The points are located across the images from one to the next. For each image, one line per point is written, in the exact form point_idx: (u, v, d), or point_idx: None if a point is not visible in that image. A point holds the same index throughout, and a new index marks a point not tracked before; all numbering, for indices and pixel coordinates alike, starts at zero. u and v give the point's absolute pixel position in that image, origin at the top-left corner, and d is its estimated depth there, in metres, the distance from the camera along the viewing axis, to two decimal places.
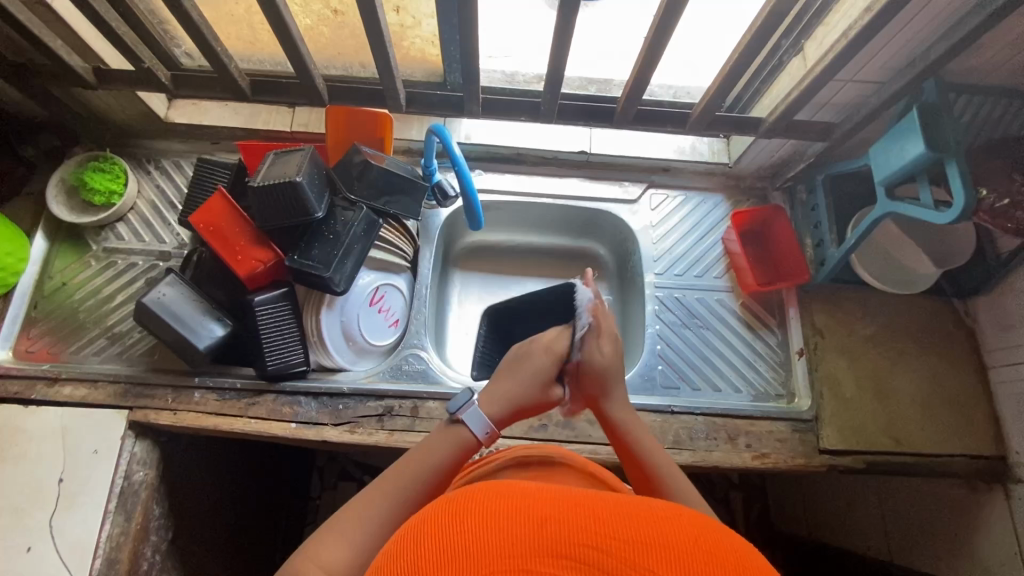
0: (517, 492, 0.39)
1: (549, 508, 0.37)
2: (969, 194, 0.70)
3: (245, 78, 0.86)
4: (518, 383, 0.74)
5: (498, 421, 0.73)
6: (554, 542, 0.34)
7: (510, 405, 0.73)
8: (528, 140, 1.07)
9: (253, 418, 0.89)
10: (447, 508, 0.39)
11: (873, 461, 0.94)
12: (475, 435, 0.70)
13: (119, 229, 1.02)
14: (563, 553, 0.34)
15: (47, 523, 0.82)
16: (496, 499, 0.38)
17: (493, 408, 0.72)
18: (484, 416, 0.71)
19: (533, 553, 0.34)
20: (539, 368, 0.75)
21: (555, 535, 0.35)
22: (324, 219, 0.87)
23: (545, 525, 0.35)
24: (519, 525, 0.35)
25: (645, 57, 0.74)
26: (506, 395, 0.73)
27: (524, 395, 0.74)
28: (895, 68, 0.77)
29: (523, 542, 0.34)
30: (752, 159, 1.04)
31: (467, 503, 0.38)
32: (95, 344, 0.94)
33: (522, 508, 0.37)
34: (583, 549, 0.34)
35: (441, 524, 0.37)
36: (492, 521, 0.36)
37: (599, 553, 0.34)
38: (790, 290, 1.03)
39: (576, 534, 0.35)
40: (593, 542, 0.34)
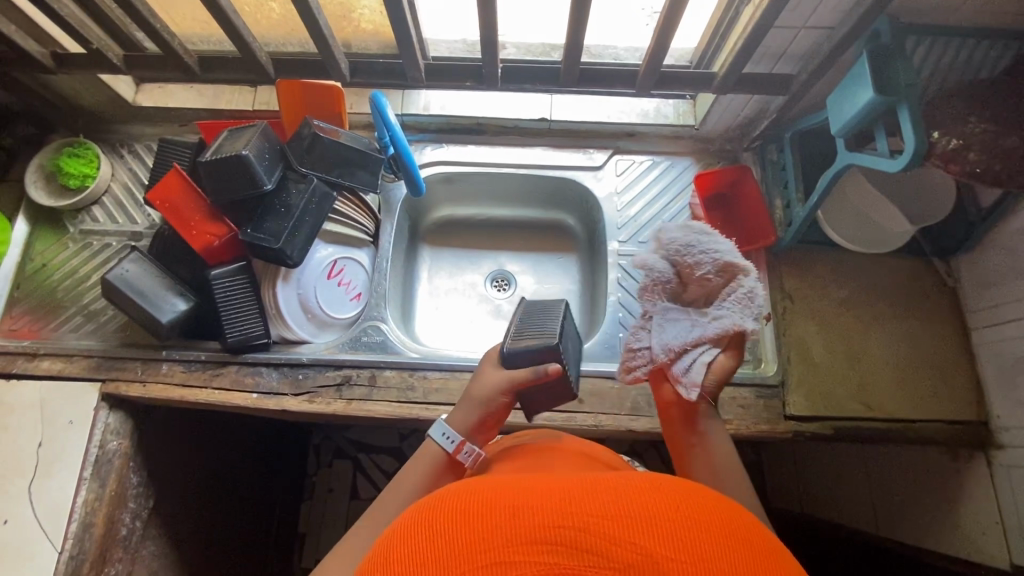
0: (488, 489, 0.38)
1: (519, 498, 0.37)
2: (919, 139, 0.66)
3: (191, 55, 0.87)
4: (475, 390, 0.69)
5: (465, 424, 0.67)
6: (531, 529, 0.34)
7: (466, 407, 0.68)
8: (488, 109, 1.07)
9: (217, 389, 0.92)
10: (414, 521, 0.38)
11: (843, 428, 0.90)
12: (442, 446, 0.65)
13: (95, 212, 1.05)
14: (540, 538, 0.34)
15: (25, 489, 0.87)
16: (464, 499, 0.38)
17: (458, 417, 0.68)
18: (445, 423, 0.67)
19: (511, 546, 0.34)
20: (482, 365, 0.71)
21: (528, 521, 0.35)
22: (275, 193, 0.88)
23: (517, 515, 0.35)
24: (492, 521, 0.35)
25: (576, 13, 0.73)
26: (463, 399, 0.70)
27: (477, 389, 0.68)
28: (846, 11, 0.73)
29: (497, 535, 0.34)
30: (717, 120, 1.01)
31: (438, 509, 0.38)
32: (72, 321, 0.99)
33: (493, 504, 0.37)
34: (561, 531, 0.34)
35: (412, 535, 0.37)
36: (462, 520, 0.36)
37: (578, 532, 0.34)
38: (759, 253, 1.00)
39: (548, 517, 0.35)
40: (568, 523, 0.34)
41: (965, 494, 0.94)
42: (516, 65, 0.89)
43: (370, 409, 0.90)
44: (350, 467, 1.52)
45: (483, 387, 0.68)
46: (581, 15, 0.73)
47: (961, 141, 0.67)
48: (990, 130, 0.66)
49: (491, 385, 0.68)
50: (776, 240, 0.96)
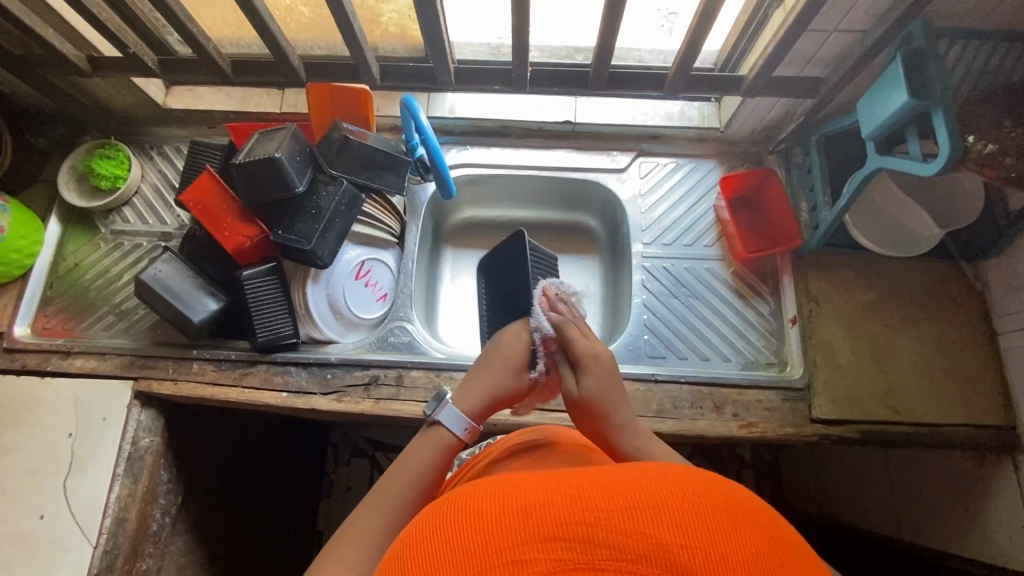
0: (497, 486, 0.38)
1: (529, 495, 0.36)
2: (954, 142, 0.66)
3: (225, 59, 0.88)
4: (491, 373, 0.73)
5: (479, 412, 0.71)
6: (544, 527, 0.34)
7: (489, 399, 0.72)
8: (512, 112, 1.08)
9: (247, 388, 0.93)
10: (429, 523, 0.38)
11: (869, 431, 0.90)
12: (456, 434, 0.67)
13: (125, 212, 1.07)
14: (553, 535, 0.34)
15: (61, 484, 0.89)
16: (475, 499, 0.38)
17: (473, 407, 0.70)
18: (461, 412, 0.68)
19: (524, 545, 0.33)
20: (511, 355, 0.74)
21: (540, 518, 0.34)
22: (306, 195, 0.90)
23: (528, 514, 0.35)
24: (502, 521, 0.35)
25: (609, 17, 0.73)
26: (482, 387, 0.72)
27: (501, 384, 0.73)
28: (879, 15, 0.72)
29: (510, 534, 0.34)
30: (743, 123, 1.01)
31: (450, 511, 0.38)
32: (104, 320, 1.01)
33: (504, 503, 0.36)
34: (573, 528, 0.34)
35: (427, 538, 0.37)
36: (477, 522, 0.36)
37: (589, 527, 0.34)
38: (785, 256, 1.00)
39: (559, 513, 0.34)
40: (580, 519, 0.34)
41: (992, 498, 0.93)
42: (544, 69, 0.90)
43: (398, 408, 0.91)
44: (369, 465, 1.53)
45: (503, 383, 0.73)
46: (614, 19, 0.74)
47: (997, 146, 0.67)
48: None
49: (518, 384, 0.74)
50: (802, 243, 0.96)
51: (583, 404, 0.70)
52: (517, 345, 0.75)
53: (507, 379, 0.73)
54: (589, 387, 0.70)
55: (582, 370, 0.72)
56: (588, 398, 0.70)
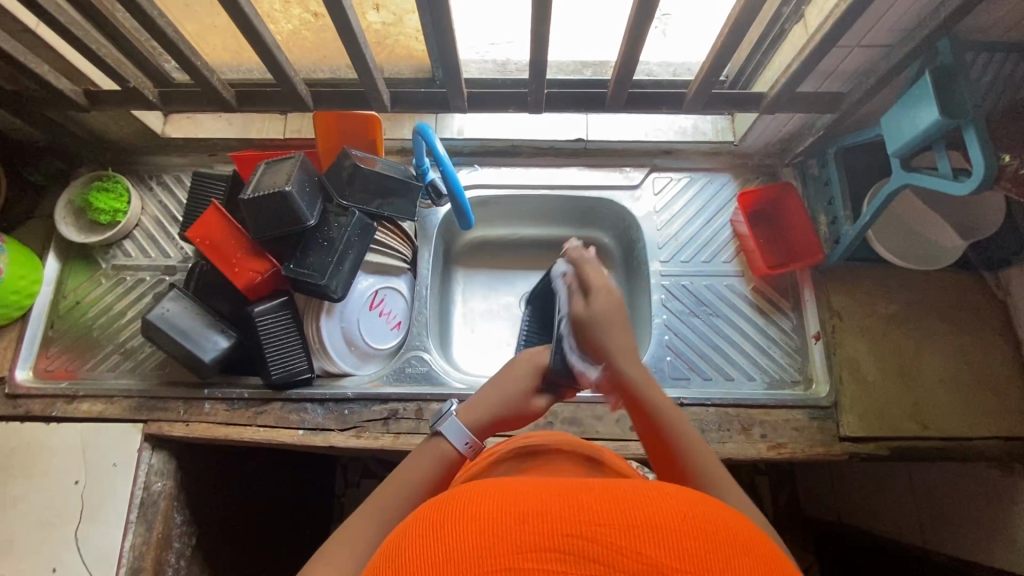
0: (496, 489, 0.36)
1: (527, 501, 0.34)
2: (988, 161, 0.65)
3: (228, 89, 0.85)
4: (500, 394, 0.72)
5: (480, 429, 0.70)
6: (538, 536, 0.32)
7: (491, 413, 0.71)
8: (521, 131, 1.05)
9: (262, 426, 0.90)
10: (421, 522, 0.36)
11: (899, 447, 0.89)
12: (455, 448, 0.66)
13: (126, 246, 1.04)
14: (546, 545, 0.32)
15: (72, 535, 0.85)
16: (471, 499, 0.36)
17: (474, 417, 0.70)
18: (462, 425, 0.68)
19: (515, 549, 0.31)
20: (519, 376, 0.74)
21: (537, 526, 0.32)
22: (317, 227, 0.87)
23: (524, 520, 0.33)
24: (496, 522, 0.33)
25: (630, 40, 0.71)
26: (488, 403, 0.71)
27: (505, 401, 0.72)
28: (905, 30, 0.71)
29: (503, 539, 0.32)
30: (758, 136, 0.99)
31: (445, 510, 0.36)
32: (110, 359, 0.97)
33: (500, 506, 0.34)
34: (567, 540, 0.32)
35: (417, 536, 0.35)
36: (472, 523, 0.33)
37: (585, 541, 0.32)
38: (804, 271, 0.98)
39: (557, 524, 0.32)
40: (577, 531, 0.32)
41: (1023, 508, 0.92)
42: (559, 91, 0.87)
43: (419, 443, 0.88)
44: None
45: (510, 404, 0.72)
46: (635, 40, 0.72)
47: None
48: None
49: (524, 405, 0.73)
50: (823, 259, 0.95)
51: (589, 324, 0.70)
52: (532, 366, 0.74)
53: (515, 400, 0.72)
54: (598, 309, 0.70)
55: (594, 294, 0.71)
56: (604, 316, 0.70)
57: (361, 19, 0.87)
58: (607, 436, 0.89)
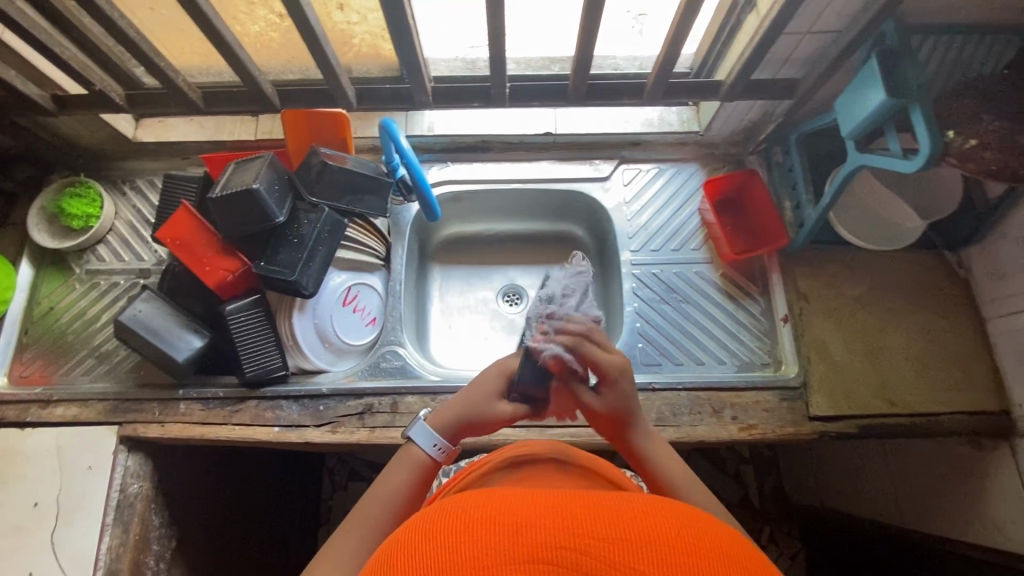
0: (491, 503, 0.38)
1: (521, 514, 0.36)
2: (934, 139, 0.67)
3: (195, 90, 0.86)
4: (468, 398, 0.70)
5: (450, 432, 0.69)
6: (532, 549, 0.34)
7: (455, 419, 0.69)
8: (492, 127, 1.07)
9: (237, 425, 0.90)
10: (420, 527, 0.39)
11: (867, 425, 0.90)
12: (427, 453, 0.68)
13: (100, 251, 1.04)
14: (542, 558, 0.33)
15: (48, 539, 0.85)
16: (467, 512, 0.38)
17: (444, 423, 0.69)
18: (433, 430, 0.69)
19: (511, 559, 0.33)
20: (486, 381, 0.71)
21: (531, 539, 0.34)
22: (287, 224, 0.88)
23: (519, 533, 0.35)
24: (494, 533, 0.35)
25: (584, 30, 0.73)
26: (456, 409, 0.70)
27: (470, 407, 0.70)
28: (851, 15, 0.73)
29: (499, 552, 0.34)
30: (723, 125, 1.01)
31: (442, 522, 0.38)
32: (84, 364, 0.97)
33: (496, 519, 0.36)
34: (561, 553, 0.34)
35: (415, 543, 0.37)
36: (468, 535, 0.35)
37: (579, 555, 0.34)
38: (772, 256, 1.00)
39: (551, 538, 0.34)
40: (569, 544, 0.34)
41: (992, 484, 0.94)
42: (524, 85, 0.89)
43: (393, 436, 0.88)
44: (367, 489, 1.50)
45: (478, 409, 0.69)
46: (591, 29, 0.73)
47: (977, 140, 0.67)
48: (1005, 127, 0.66)
49: (490, 409, 0.69)
50: (789, 242, 0.96)
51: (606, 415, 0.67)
52: (500, 369, 0.71)
53: (482, 404, 0.70)
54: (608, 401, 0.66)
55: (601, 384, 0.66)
56: (607, 412, 0.66)
57: (325, 18, 0.88)
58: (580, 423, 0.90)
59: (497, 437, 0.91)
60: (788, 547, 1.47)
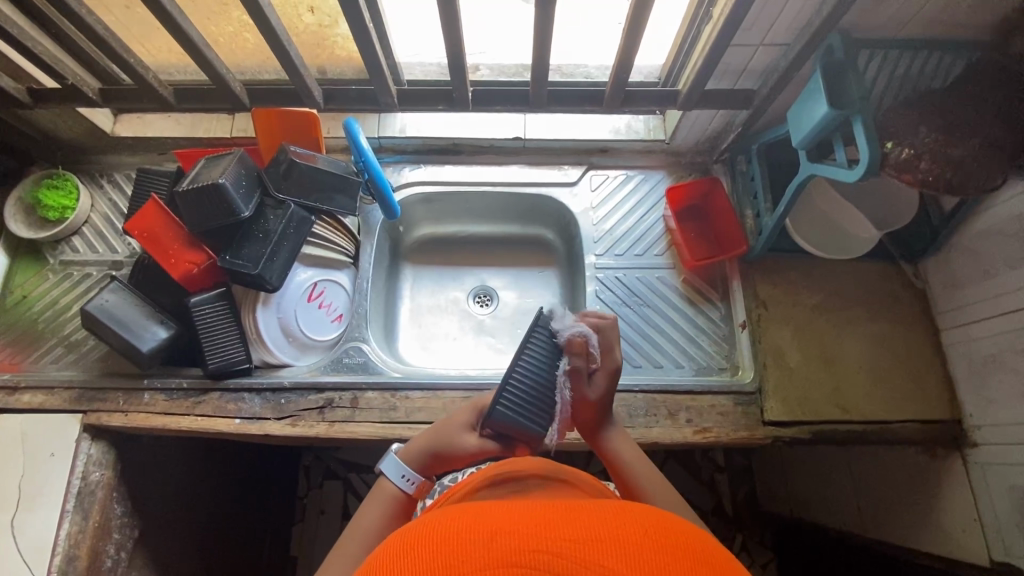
0: (469, 516, 0.41)
1: (498, 522, 0.39)
2: (873, 148, 0.69)
3: (167, 87, 0.88)
4: (439, 430, 0.71)
5: (418, 463, 0.70)
6: (509, 554, 0.36)
7: (424, 450, 0.70)
8: (463, 130, 1.09)
9: (199, 416, 0.92)
10: (399, 543, 0.40)
11: (820, 431, 0.91)
12: (398, 485, 0.70)
13: (75, 242, 1.06)
14: (518, 562, 0.36)
15: (8, 522, 0.87)
16: (446, 525, 0.40)
17: (414, 456, 0.71)
18: (401, 462, 0.71)
19: (490, 565, 0.36)
20: (458, 415, 0.71)
21: (508, 545, 0.37)
22: (253, 219, 0.89)
23: (497, 540, 0.37)
24: (473, 542, 0.37)
25: (540, 37, 0.75)
26: (426, 441, 0.71)
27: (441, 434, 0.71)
28: (800, 28, 0.75)
29: (479, 558, 0.36)
30: (687, 134, 1.03)
31: (422, 536, 0.40)
32: (53, 353, 0.99)
33: (474, 529, 0.39)
34: (537, 555, 0.36)
35: (396, 558, 0.39)
36: (447, 546, 0.38)
37: (553, 556, 0.36)
38: (733, 263, 1.02)
39: (527, 542, 0.37)
40: (545, 547, 0.37)
41: (945, 493, 0.95)
42: (488, 89, 0.91)
43: (353, 430, 0.90)
44: (341, 487, 1.51)
45: (445, 440, 0.69)
46: (546, 36, 0.76)
47: (912, 151, 0.69)
48: (941, 139, 0.69)
49: (456, 441, 0.68)
50: (749, 250, 0.98)
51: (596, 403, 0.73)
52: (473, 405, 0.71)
53: (450, 436, 0.69)
54: (599, 389, 0.72)
55: (603, 374, 0.72)
56: (598, 400, 0.72)
57: (296, 20, 0.90)
58: None
59: None
60: (760, 556, 1.47)
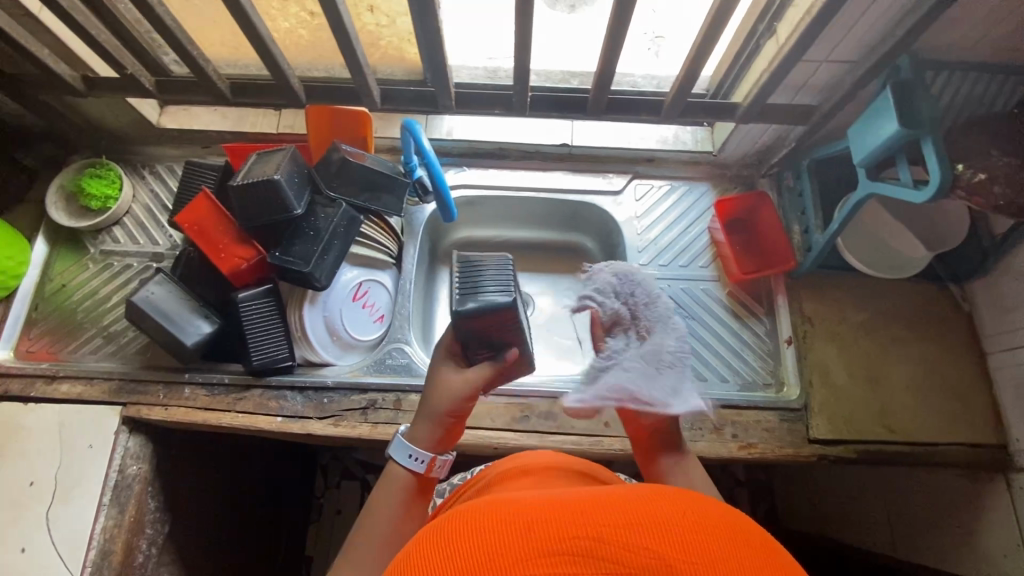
0: (499, 508, 0.39)
1: (529, 513, 0.38)
2: (945, 170, 0.68)
3: (224, 81, 0.88)
4: (433, 395, 0.68)
5: (433, 438, 0.67)
6: (548, 542, 0.35)
7: (434, 424, 0.67)
8: (510, 135, 1.09)
9: (241, 413, 0.91)
10: (428, 538, 0.39)
11: (866, 451, 0.91)
12: (406, 466, 0.66)
13: (116, 232, 1.05)
14: (558, 549, 0.35)
15: (43, 515, 0.86)
16: (477, 516, 0.39)
17: (426, 437, 0.67)
18: (416, 446, 0.67)
19: (529, 555, 0.35)
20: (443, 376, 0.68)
21: (547, 534, 0.36)
22: (304, 217, 0.89)
23: (532, 529, 0.36)
24: (510, 532, 0.36)
25: (610, 45, 0.75)
26: (429, 415, 0.68)
27: (438, 400, 0.68)
28: (870, 46, 0.75)
29: (516, 549, 0.35)
30: (736, 146, 1.03)
31: (451, 530, 0.38)
32: (92, 343, 0.98)
33: (507, 520, 0.37)
34: (576, 542, 0.35)
35: (427, 552, 0.37)
36: (484, 539, 0.36)
37: (593, 542, 0.35)
38: (778, 278, 1.01)
39: (563, 530, 0.36)
40: (584, 534, 0.35)
41: (987, 518, 0.94)
42: (544, 95, 0.91)
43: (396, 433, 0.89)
44: (360, 489, 1.49)
45: (448, 400, 0.67)
46: (614, 46, 0.76)
47: (986, 175, 0.69)
48: (1014, 163, 0.68)
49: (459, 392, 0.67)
50: (795, 266, 0.98)
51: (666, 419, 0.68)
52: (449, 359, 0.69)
53: (450, 394, 0.67)
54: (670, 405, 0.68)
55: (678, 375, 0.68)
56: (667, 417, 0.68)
57: (355, 19, 0.90)
58: (581, 431, 0.91)
59: (498, 441, 0.91)
60: None
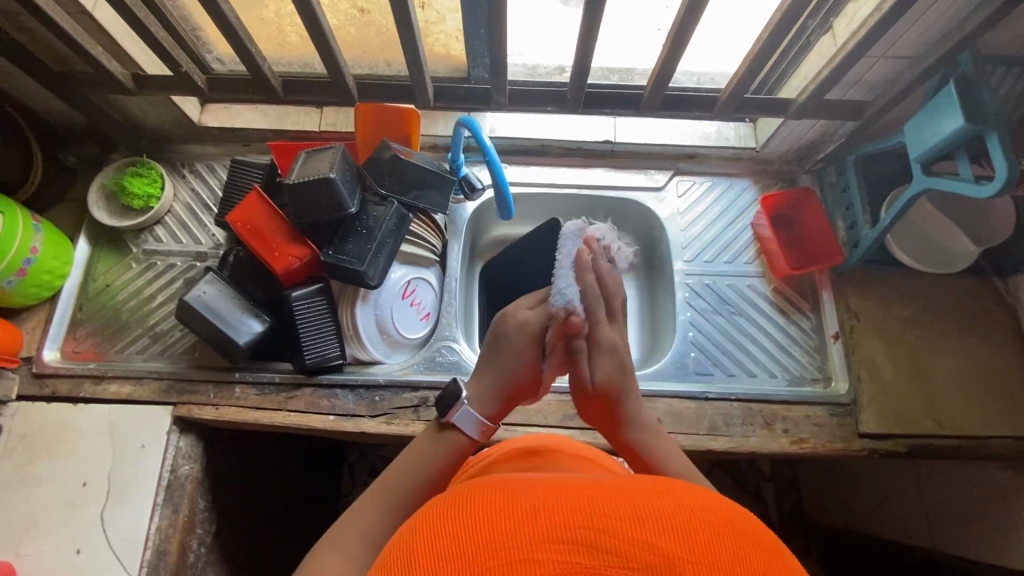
0: (507, 491, 0.37)
1: (535, 498, 0.35)
2: (1011, 164, 0.69)
3: (276, 78, 0.88)
4: (510, 368, 0.65)
5: (494, 413, 0.65)
6: (552, 529, 0.33)
7: (501, 399, 0.65)
8: (552, 132, 1.09)
9: (293, 411, 0.91)
10: (430, 520, 0.37)
11: (915, 445, 0.91)
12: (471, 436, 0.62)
13: (158, 232, 1.05)
14: (558, 537, 0.32)
15: (98, 516, 0.85)
16: (483, 499, 0.37)
17: (485, 407, 0.64)
18: (477, 417, 0.63)
19: (530, 542, 0.32)
20: (522, 350, 0.65)
21: (553, 519, 0.33)
22: (357, 215, 0.88)
23: (537, 515, 0.34)
24: (513, 516, 0.34)
25: (673, 42, 0.75)
26: (499, 386, 0.65)
27: (511, 381, 0.65)
28: (930, 42, 0.76)
29: (516, 535, 0.33)
30: (780, 142, 1.03)
31: (453, 512, 0.36)
32: (138, 343, 0.97)
33: (511, 505, 0.35)
34: (574, 531, 0.33)
35: (427, 532, 0.36)
36: (486, 521, 0.34)
37: (596, 534, 0.32)
38: (823, 274, 1.02)
39: (567, 517, 0.33)
40: (589, 523, 0.33)
41: None
42: (596, 93, 0.91)
43: None
44: None
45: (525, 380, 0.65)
46: (677, 42, 0.75)
47: None
48: None
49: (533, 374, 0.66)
50: (842, 261, 0.99)
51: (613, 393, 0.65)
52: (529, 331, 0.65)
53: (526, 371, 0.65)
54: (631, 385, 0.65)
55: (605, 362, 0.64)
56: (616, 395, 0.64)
57: None
58: None
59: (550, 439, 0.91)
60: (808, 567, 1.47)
